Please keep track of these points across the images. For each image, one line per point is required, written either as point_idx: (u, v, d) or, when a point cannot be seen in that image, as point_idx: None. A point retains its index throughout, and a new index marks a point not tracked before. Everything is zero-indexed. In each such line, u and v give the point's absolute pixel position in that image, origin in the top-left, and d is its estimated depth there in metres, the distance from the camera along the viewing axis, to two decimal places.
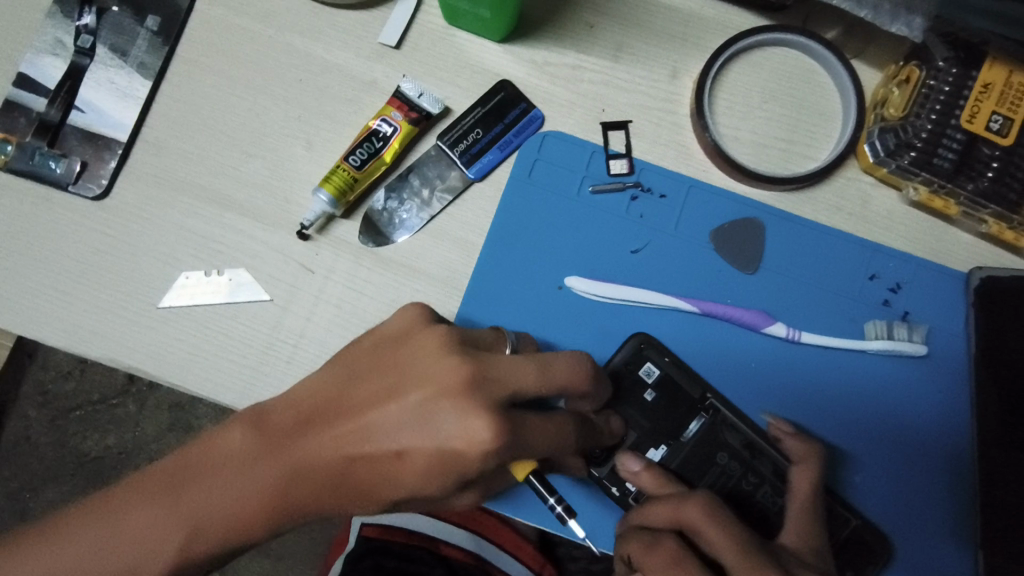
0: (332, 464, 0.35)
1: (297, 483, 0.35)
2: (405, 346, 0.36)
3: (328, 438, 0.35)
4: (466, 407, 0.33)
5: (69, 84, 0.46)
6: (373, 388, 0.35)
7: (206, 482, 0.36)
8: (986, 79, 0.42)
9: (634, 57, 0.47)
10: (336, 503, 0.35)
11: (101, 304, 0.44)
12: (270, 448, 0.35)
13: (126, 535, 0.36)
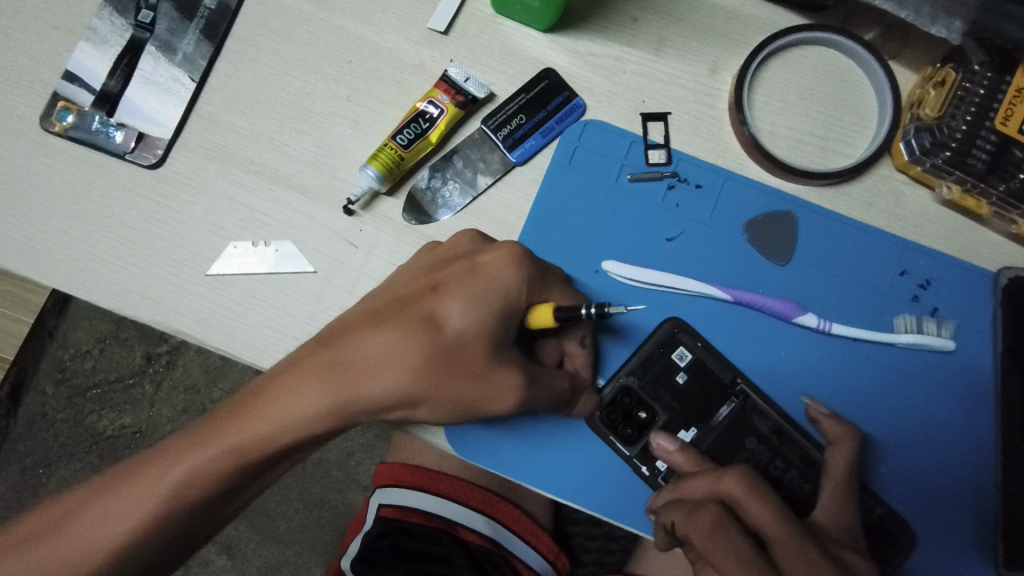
0: (409, 331, 0.39)
1: (373, 355, 0.38)
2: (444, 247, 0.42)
3: (403, 312, 0.39)
4: (516, 260, 0.40)
5: (128, 57, 0.48)
6: (439, 273, 0.41)
7: (272, 371, 0.40)
8: (1020, 84, 0.43)
9: (675, 51, 0.49)
10: (390, 371, 0.38)
11: (151, 270, 0.46)
12: (332, 328, 0.40)
13: (200, 431, 0.39)
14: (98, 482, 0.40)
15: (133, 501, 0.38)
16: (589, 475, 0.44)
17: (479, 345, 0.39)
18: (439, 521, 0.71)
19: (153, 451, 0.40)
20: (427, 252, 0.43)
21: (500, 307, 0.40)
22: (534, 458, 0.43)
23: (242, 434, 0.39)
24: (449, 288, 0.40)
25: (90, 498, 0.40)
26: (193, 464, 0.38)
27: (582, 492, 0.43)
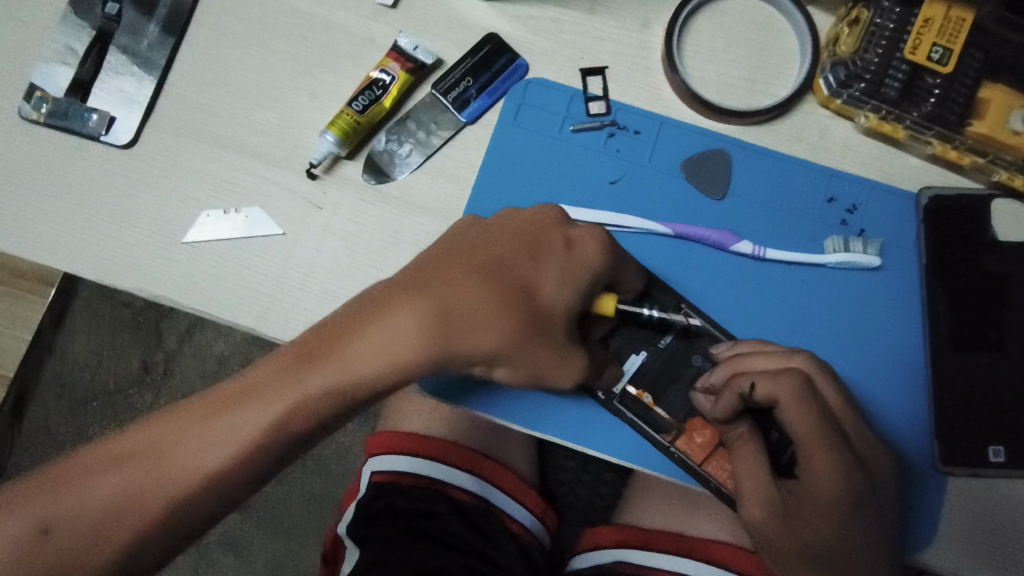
0: (506, 295, 0.40)
1: (472, 310, 0.40)
2: (527, 215, 0.44)
3: (500, 271, 0.41)
4: (601, 241, 0.42)
5: (97, 49, 0.51)
6: (530, 239, 0.42)
7: (366, 316, 0.40)
8: (926, 15, 0.46)
9: (609, 10, 0.52)
10: (487, 327, 0.40)
11: (131, 242, 0.49)
12: (429, 277, 0.40)
13: (291, 372, 0.40)
14: (166, 424, 0.40)
15: (215, 446, 0.39)
16: (546, 404, 0.46)
17: (563, 319, 0.41)
18: (430, 482, 0.73)
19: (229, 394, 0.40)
20: (512, 213, 0.44)
21: (585, 287, 0.42)
22: (491, 391, 0.46)
23: (338, 383, 0.40)
24: (545, 258, 0.42)
25: (159, 439, 0.40)
26: (279, 414, 0.39)
27: (545, 423, 0.46)
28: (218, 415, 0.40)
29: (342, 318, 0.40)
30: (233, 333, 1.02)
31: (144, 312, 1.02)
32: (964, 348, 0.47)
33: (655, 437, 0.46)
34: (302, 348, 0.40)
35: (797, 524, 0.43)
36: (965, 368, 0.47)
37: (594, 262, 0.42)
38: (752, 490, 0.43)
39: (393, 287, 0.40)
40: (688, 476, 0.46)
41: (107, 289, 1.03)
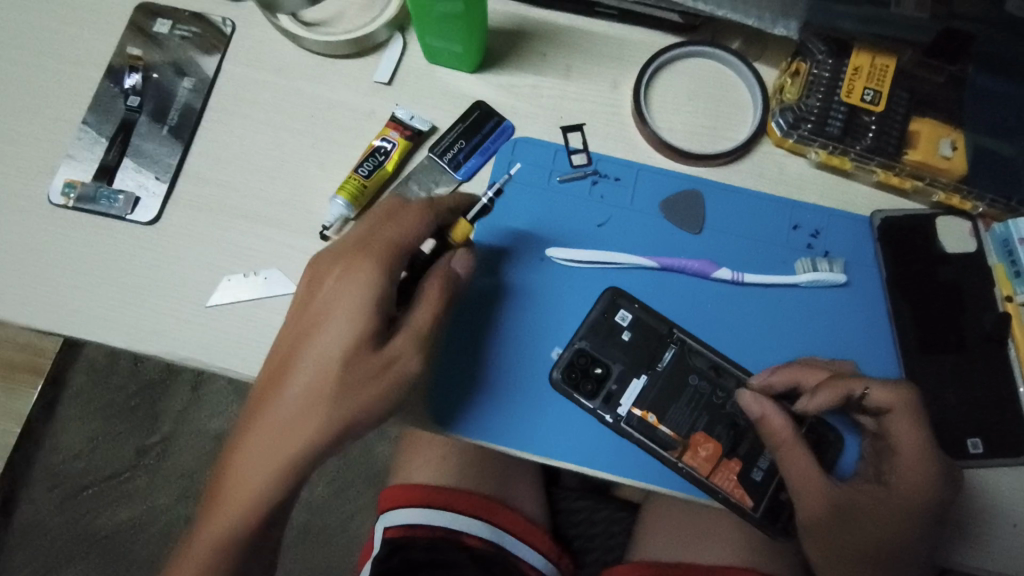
0: (359, 304, 0.46)
1: (343, 317, 0.46)
2: (356, 230, 0.48)
3: (345, 278, 0.46)
4: (385, 226, 0.47)
5: (123, 135, 0.56)
6: (339, 252, 0.48)
7: (282, 391, 0.47)
8: (856, 64, 0.54)
9: (582, 75, 0.59)
10: (362, 318, 0.46)
11: (157, 309, 0.52)
12: (302, 351, 0.47)
13: (264, 398, 0.47)
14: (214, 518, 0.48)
15: (234, 519, 0.48)
16: (557, 433, 0.50)
17: (384, 296, 0.46)
18: (443, 531, 0.74)
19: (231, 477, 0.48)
20: (343, 237, 0.49)
21: (386, 277, 0.46)
22: (507, 425, 0.50)
23: (291, 448, 0.46)
24: (357, 267, 0.47)
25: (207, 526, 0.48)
26: (269, 481, 0.47)
27: (562, 450, 0.50)
28: (231, 498, 0.48)
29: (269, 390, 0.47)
30: (228, 410, 1.05)
31: (140, 396, 1.05)
32: (930, 350, 0.52)
33: (663, 455, 0.49)
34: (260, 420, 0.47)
35: (848, 523, 0.48)
36: (936, 368, 0.51)
37: (438, 289, 0.48)
38: (805, 490, 0.47)
39: (296, 361, 0.46)
40: (698, 490, 0.49)
41: (99, 374, 1.05)
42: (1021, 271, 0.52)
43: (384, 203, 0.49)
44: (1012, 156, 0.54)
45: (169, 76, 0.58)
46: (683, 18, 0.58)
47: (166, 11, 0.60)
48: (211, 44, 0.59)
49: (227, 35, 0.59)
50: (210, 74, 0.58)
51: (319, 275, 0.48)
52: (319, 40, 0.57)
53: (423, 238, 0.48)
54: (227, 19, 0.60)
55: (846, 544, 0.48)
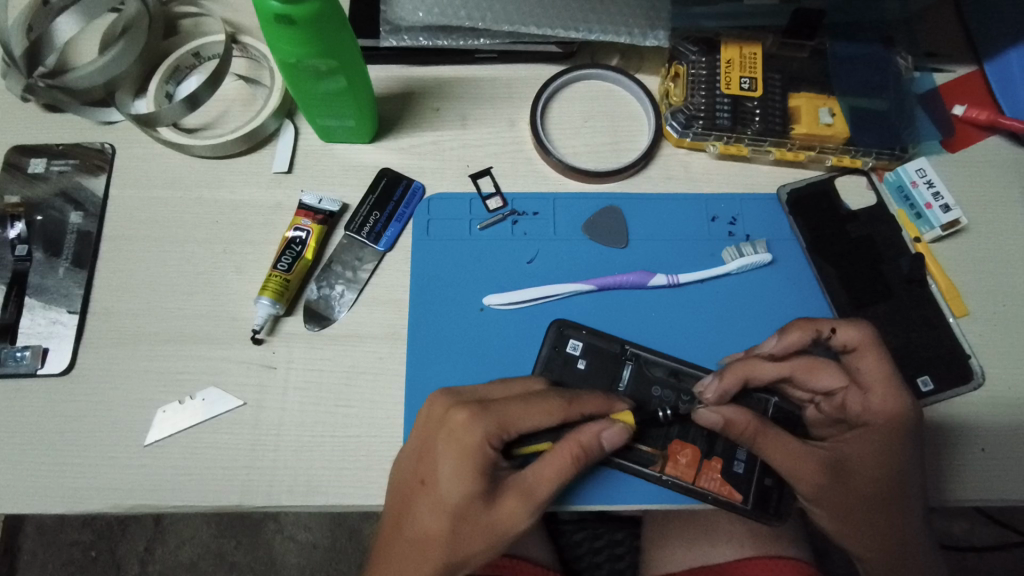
0: (474, 460, 0.45)
1: (465, 496, 0.45)
2: (438, 424, 0.46)
3: (471, 445, 0.45)
4: (528, 404, 0.46)
5: (17, 288, 0.52)
6: (466, 438, 0.45)
7: (395, 545, 0.47)
8: (727, 57, 0.58)
9: (478, 121, 0.60)
10: (491, 515, 0.45)
11: (92, 462, 0.48)
12: (416, 504, 0.46)
13: (390, 544, 0.47)
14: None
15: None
16: None
17: (513, 499, 0.45)
18: None
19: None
20: (434, 411, 0.47)
21: (503, 423, 0.46)
22: None
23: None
24: (473, 419, 0.46)
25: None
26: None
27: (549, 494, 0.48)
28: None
29: (385, 546, 0.48)
30: (197, 537, 1.07)
31: (94, 549, 1.06)
32: (864, 304, 0.54)
33: (644, 471, 0.49)
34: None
35: (848, 479, 0.48)
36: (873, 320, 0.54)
37: (571, 470, 0.45)
38: (797, 469, 0.47)
39: (408, 515, 0.46)
40: (688, 498, 0.48)
41: (46, 537, 1.07)
42: (921, 212, 0.56)
43: (456, 410, 0.46)
44: (887, 109, 0.58)
45: (53, 214, 0.55)
46: (561, 47, 0.60)
47: (37, 149, 0.57)
48: (92, 173, 0.57)
49: (107, 159, 0.57)
50: (97, 202, 0.56)
51: (432, 418, 0.47)
52: (207, 144, 0.56)
53: (559, 412, 0.47)
54: (103, 143, 0.58)
55: (859, 504, 0.48)
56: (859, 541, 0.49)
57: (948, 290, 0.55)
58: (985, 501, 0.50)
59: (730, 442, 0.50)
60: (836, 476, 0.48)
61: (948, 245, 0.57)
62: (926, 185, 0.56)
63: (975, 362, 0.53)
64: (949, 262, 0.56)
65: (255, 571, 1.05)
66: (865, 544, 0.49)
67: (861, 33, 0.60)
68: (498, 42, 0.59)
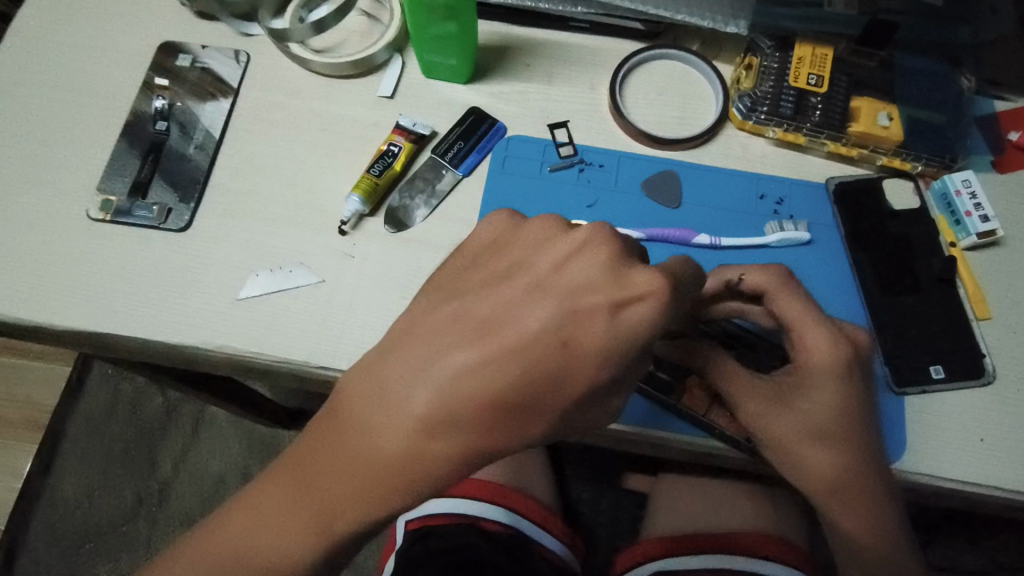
0: (594, 318, 0.34)
1: (569, 356, 0.34)
2: (574, 252, 0.36)
3: (600, 297, 0.34)
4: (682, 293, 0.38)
5: (154, 156, 0.62)
6: (604, 287, 0.34)
7: (468, 381, 0.34)
8: (799, 54, 0.63)
9: (562, 80, 0.67)
10: (584, 396, 0.35)
11: (194, 305, 0.57)
12: (499, 326, 0.35)
13: (436, 374, 0.35)
14: (280, 485, 0.40)
15: (307, 538, 0.40)
16: None
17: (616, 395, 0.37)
18: (466, 518, 0.78)
19: (325, 453, 0.38)
20: (573, 239, 0.36)
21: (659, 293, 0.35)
22: None
23: (414, 468, 0.36)
24: (618, 266, 0.35)
25: (242, 508, 0.42)
26: (358, 508, 0.38)
27: None
28: (304, 510, 0.40)
29: (460, 373, 0.34)
30: (229, 450, 1.17)
31: (135, 445, 1.17)
32: (890, 292, 0.58)
33: (660, 398, 0.55)
34: (386, 414, 0.36)
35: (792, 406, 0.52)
36: (895, 308, 0.58)
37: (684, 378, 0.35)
38: (741, 396, 0.53)
39: (513, 340, 0.34)
40: (694, 428, 0.55)
41: (96, 427, 1.17)
42: (960, 219, 0.60)
43: (604, 250, 0.35)
44: (943, 123, 0.62)
45: (179, 137, 0.63)
46: (646, 25, 0.67)
47: (177, 76, 0.66)
48: (218, 108, 0.65)
49: (232, 101, 0.65)
50: (215, 140, 0.63)
51: (592, 244, 0.36)
52: (325, 63, 0.65)
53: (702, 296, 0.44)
54: (233, 83, 0.65)
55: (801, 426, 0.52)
56: (808, 465, 0.52)
57: (974, 293, 0.59)
58: (973, 484, 0.54)
59: None
60: (773, 400, 0.52)
61: (981, 255, 0.60)
62: (969, 196, 0.60)
63: (988, 361, 0.57)
64: (980, 271, 0.60)
65: None
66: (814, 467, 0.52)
67: (930, 51, 0.65)
68: (592, 12, 0.66)
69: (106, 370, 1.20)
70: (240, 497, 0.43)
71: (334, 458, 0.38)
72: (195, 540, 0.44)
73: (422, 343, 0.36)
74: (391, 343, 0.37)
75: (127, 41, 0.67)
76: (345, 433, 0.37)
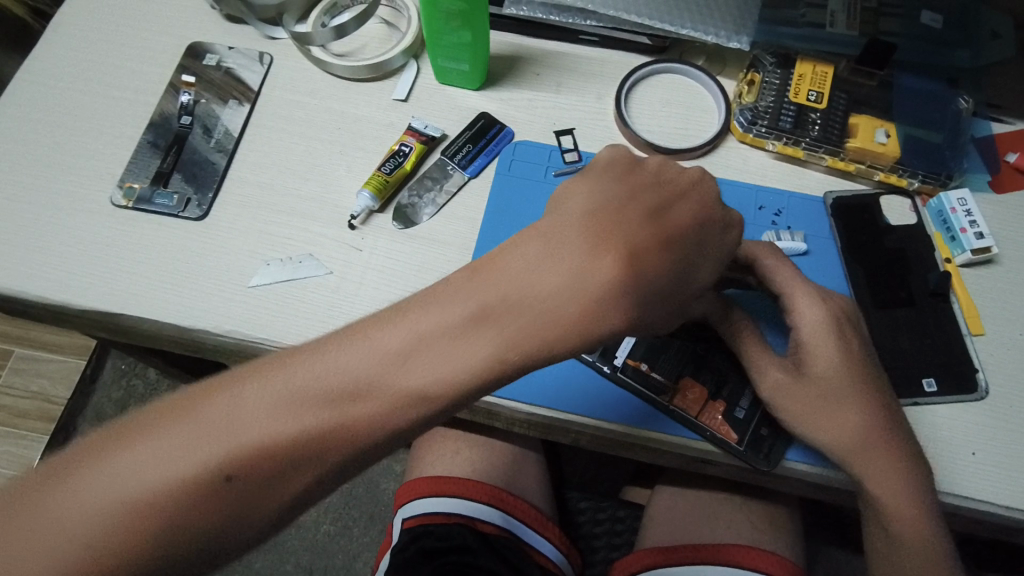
0: (697, 230, 0.46)
1: (677, 256, 0.45)
2: (687, 183, 0.48)
3: (711, 219, 0.47)
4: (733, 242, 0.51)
5: (177, 147, 0.65)
6: (704, 210, 0.47)
7: (633, 255, 0.44)
8: (800, 72, 0.65)
9: (570, 89, 0.69)
10: (679, 289, 0.46)
11: (205, 291, 0.59)
12: (629, 226, 0.45)
13: (574, 250, 0.44)
14: (444, 304, 0.43)
15: (449, 372, 0.42)
16: (558, 385, 0.57)
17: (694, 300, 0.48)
18: (460, 518, 0.76)
19: (511, 284, 0.43)
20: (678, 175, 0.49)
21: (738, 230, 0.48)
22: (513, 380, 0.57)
23: (555, 318, 0.42)
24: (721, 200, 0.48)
25: (390, 320, 0.43)
26: (510, 344, 0.42)
27: (562, 400, 0.57)
28: (448, 335, 0.42)
29: (640, 247, 0.44)
30: None
31: None
32: (885, 304, 0.59)
33: (656, 399, 0.56)
34: (586, 268, 0.43)
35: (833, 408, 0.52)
36: (890, 320, 0.59)
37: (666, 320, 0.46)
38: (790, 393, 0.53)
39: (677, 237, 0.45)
40: (688, 431, 0.56)
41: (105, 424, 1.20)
42: (956, 236, 0.61)
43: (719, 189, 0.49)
44: (940, 141, 0.64)
45: (200, 137, 0.66)
46: (653, 40, 0.69)
47: (199, 80, 0.69)
48: (237, 109, 0.67)
49: (251, 102, 0.68)
50: (231, 144, 0.66)
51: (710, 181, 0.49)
52: (344, 65, 0.68)
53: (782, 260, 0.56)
54: (253, 86, 0.68)
55: (816, 388, 0.53)
56: (825, 431, 0.52)
57: (968, 308, 0.59)
58: (962, 499, 0.54)
59: (735, 389, 0.57)
60: (809, 396, 0.53)
61: (976, 272, 0.61)
62: (964, 212, 0.61)
63: (980, 376, 0.57)
64: (975, 287, 0.60)
65: None
66: (831, 434, 0.52)
67: (928, 73, 0.66)
68: (601, 25, 0.69)
69: (120, 366, 1.23)
70: (399, 311, 0.44)
71: (522, 292, 0.43)
72: (306, 350, 0.43)
73: (596, 220, 0.45)
74: (589, 219, 0.45)
75: (158, 41, 0.71)
76: (543, 276, 0.43)
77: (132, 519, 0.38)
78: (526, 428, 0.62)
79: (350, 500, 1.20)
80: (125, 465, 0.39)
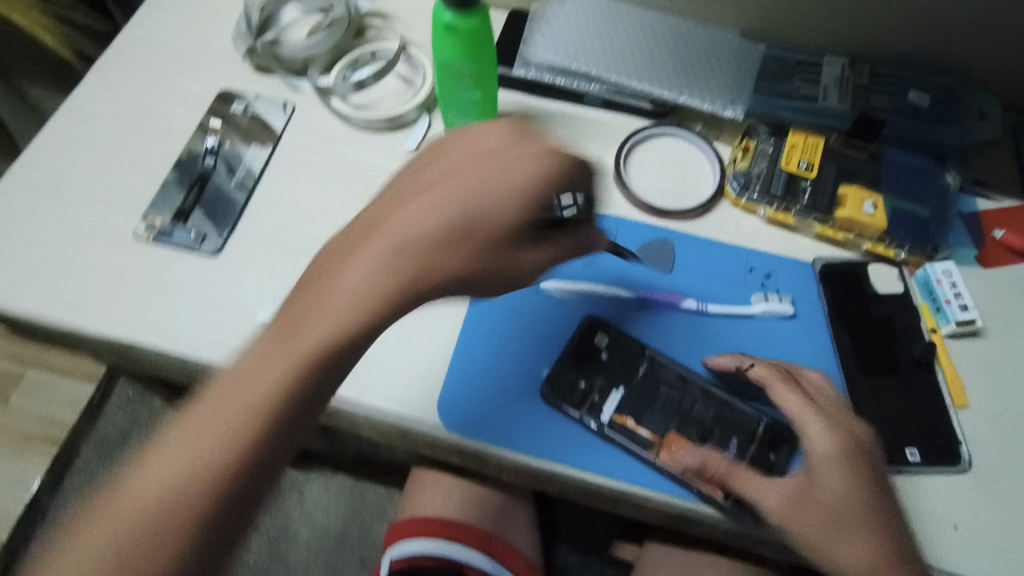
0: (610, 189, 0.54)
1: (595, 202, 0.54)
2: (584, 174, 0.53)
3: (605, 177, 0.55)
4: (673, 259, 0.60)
5: (198, 187, 0.69)
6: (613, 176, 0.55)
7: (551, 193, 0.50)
8: (792, 140, 0.68)
9: (573, 147, 0.73)
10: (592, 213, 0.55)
11: (216, 324, 0.62)
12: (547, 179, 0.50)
13: (507, 184, 0.49)
14: (426, 219, 0.48)
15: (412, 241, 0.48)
16: (544, 433, 0.58)
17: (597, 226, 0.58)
18: (445, 561, 0.76)
19: (465, 212, 0.49)
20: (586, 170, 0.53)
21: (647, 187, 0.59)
22: (501, 429, 0.59)
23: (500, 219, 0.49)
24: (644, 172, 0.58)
25: (356, 241, 0.49)
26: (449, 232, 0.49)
27: (547, 450, 0.58)
28: (414, 248, 0.48)
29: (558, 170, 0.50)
30: None
31: None
32: (872, 371, 0.60)
33: (641, 454, 0.57)
34: (509, 166, 0.50)
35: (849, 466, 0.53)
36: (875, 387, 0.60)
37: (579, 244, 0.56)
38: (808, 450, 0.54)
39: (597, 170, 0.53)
40: (676, 488, 0.56)
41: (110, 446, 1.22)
42: (941, 306, 0.62)
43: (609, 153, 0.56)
44: (926, 215, 0.66)
45: (219, 180, 0.70)
46: (653, 104, 0.73)
47: (224, 126, 0.73)
48: (257, 154, 0.71)
49: (271, 148, 0.72)
50: (249, 185, 0.69)
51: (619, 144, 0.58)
52: (361, 117, 0.72)
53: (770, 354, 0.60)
54: (276, 130, 0.73)
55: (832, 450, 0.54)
56: (828, 484, 0.53)
57: (953, 380, 0.60)
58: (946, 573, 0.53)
59: (719, 444, 0.57)
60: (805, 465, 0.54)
61: (962, 344, 0.62)
62: (949, 285, 0.63)
63: (964, 449, 0.57)
64: (960, 359, 0.61)
65: (270, 534, 1.19)
66: (833, 488, 0.53)
67: (917, 150, 0.69)
68: (605, 90, 0.73)
69: (128, 390, 1.26)
70: (364, 229, 0.49)
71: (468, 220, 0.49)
72: (289, 308, 0.47)
73: (525, 162, 0.50)
74: (509, 156, 0.50)
75: (191, 86, 0.76)
76: (477, 167, 0.50)
77: (172, 489, 0.40)
78: (516, 476, 0.63)
79: (342, 541, 1.19)
80: (177, 435, 0.42)
